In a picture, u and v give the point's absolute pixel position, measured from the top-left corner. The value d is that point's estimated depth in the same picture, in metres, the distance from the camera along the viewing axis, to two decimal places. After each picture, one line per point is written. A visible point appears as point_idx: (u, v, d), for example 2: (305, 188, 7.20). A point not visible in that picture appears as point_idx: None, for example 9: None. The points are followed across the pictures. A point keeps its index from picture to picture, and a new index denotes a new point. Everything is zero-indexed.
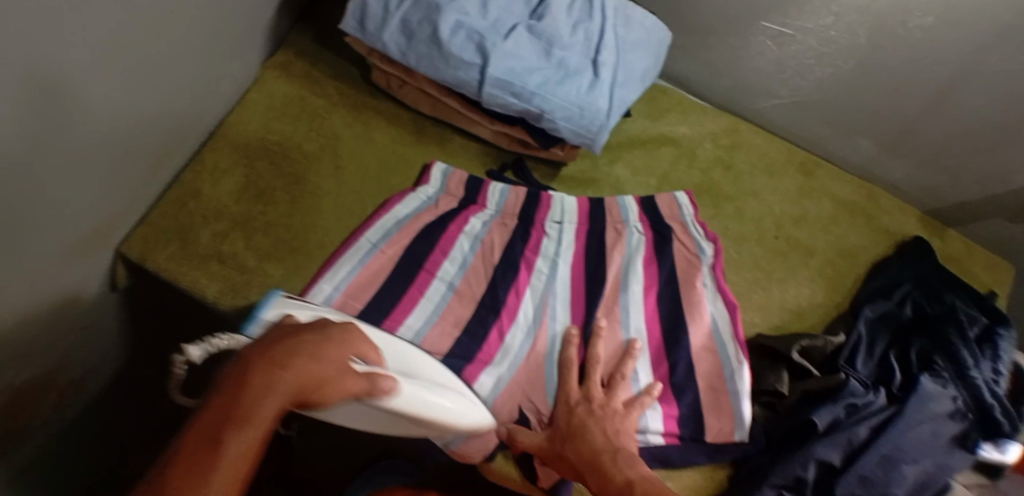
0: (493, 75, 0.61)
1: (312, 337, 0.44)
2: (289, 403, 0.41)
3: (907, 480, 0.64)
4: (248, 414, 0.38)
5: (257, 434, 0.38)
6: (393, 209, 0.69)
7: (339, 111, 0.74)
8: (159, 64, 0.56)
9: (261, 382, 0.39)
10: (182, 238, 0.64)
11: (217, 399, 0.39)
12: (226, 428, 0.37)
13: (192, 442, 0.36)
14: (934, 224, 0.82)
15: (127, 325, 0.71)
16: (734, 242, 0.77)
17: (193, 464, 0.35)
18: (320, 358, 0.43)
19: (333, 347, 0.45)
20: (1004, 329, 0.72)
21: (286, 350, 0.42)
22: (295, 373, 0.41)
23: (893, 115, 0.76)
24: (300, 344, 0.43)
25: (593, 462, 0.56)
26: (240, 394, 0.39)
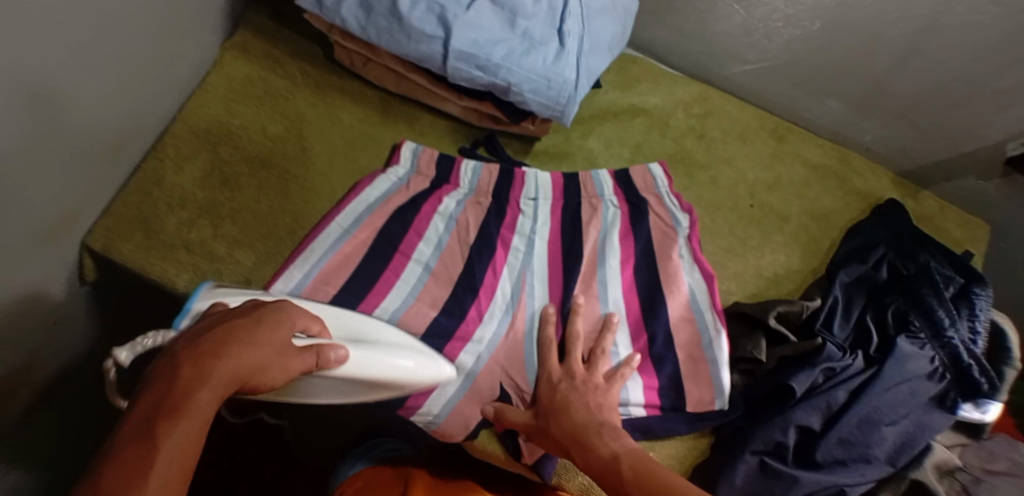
0: (457, 48, 0.59)
1: (243, 322, 0.42)
2: (229, 392, 0.38)
3: (887, 442, 0.66)
4: (182, 404, 0.36)
5: (193, 427, 0.35)
6: (363, 191, 0.68)
7: (303, 92, 0.72)
8: (111, 50, 0.54)
9: (192, 372, 0.37)
10: (148, 228, 0.62)
11: (147, 396, 0.36)
12: (160, 421, 0.35)
13: (123, 439, 0.34)
14: (908, 185, 0.82)
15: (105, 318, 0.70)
16: (709, 210, 0.77)
17: (127, 461, 0.33)
18: (261, 342, 0.41)
19: (267, 327, 0.42)
20: (980, 287, 0.72)
21: (223, 338, 0.40)
22: (237, 363, 0.39)
23: (864, 76, 0.75)
24: (238, 330, 0.41)
25: (581, 435, 0.56)
26: (171, 387, 0.36)
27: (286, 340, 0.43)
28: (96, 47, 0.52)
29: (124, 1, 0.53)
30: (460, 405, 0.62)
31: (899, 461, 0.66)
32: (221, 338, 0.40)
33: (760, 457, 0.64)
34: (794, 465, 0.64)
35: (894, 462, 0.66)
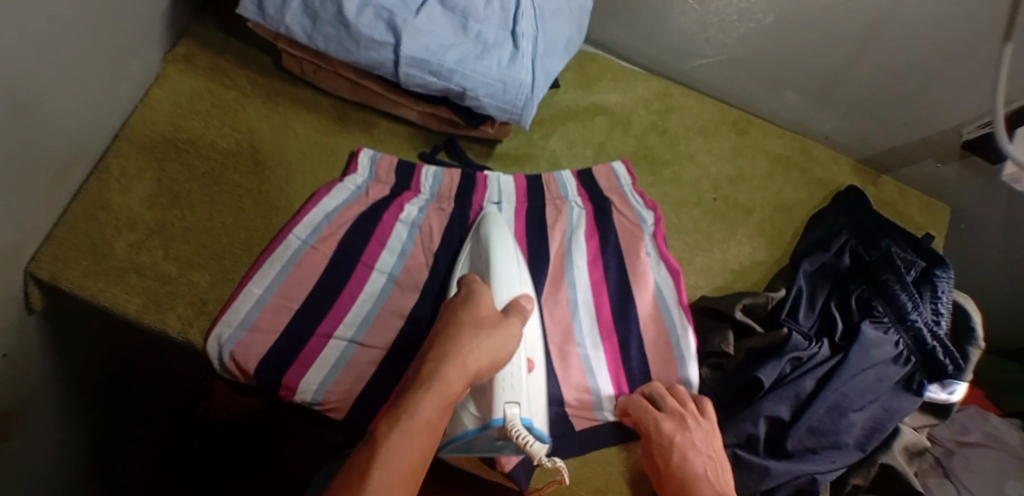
0: (409, 55, 0.58)
1: (464, 320, 0.51)
2: (445, 404, 0.47)
3: (856, 428, 0.66)
4: (409, 416, 0.45)
5: (412, 437, 0.45)
6: (321, 202, 0.66)
7: (254, 103, 0.70)
8: (46, 77, 0.52)
9: (428, 382, 0.47)
10: (97, 252, 0.60)
11: (400, 399, 0.47)
12: (386, 428, 0.45)
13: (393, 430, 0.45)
14: (867, 172, 0.83)
15: (78, 346, 0.69)
16: (674, 206, 0.77)
17: (395, 448, 0.44)
18: (486, 339, 0.50)
19: (485, 330, 0.51)
20: (941, 270, 0.72)
21: (453, 342, 0.49)
22: (473, 363, 0.48)
23: (822, 67, 0.75)
24: (459, 334, 0.50)
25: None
26: (413, 396, 0.46)
27: (501, 326, 0.52)
28: (29, 75, 0.50)
29: (55, 27, 0.51)
30: None
31: (869, 446, 0.67)
32: (442, 344, 0.49)
33: (732, 450, 0.65)
34: (766, 455, 0.65)
35: (863, 447, 0.66)
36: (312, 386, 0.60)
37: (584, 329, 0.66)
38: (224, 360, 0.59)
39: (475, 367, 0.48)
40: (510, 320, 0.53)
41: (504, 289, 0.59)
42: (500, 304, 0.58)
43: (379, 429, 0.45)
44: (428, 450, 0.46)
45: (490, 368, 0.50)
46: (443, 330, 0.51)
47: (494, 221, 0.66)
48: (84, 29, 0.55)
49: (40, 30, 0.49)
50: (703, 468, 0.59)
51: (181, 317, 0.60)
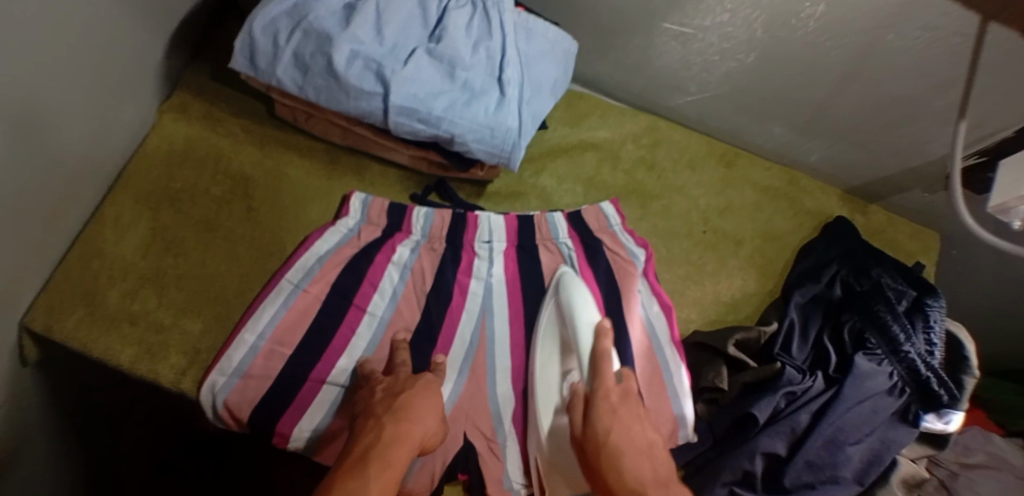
0: (397, 104, 0.59)
1: (416, 389, 0.56)
2: (414, 449, 0.51)
3: (853, 460, 0.66)
4: (390, 436, 0.50)
5: (389, 470, 0.47)
6: (313, 245, 0.67)
7: (248, 149, 0.71)
8: (26, 146, 0.51)
9: (387, 414, 0.52)
10: (91, 302, 0.61)
11: (361, 431, 0.51)
12: (364, 456, 0.48)
13: (350, 460, 0.48)
14: (855, 201, 0.85)
15: (81, 390, 0.71)
16: (665, 241, 0.79)
17: (357, 471, 0.46)
18: (422, 390, 0.56)
19: (417, 389, 0.57)
20: (933, 299, 0.73)
21: (408, 412, 0.53)
22: (414, 400, 0.55)
23: (804, 101, 0.76)
24: (410, 406, 0.54)
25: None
26: (372, 424, 0.52)
27: (431, 388, 0.57)
28: (9, 146, 0.49)
29: (33, 97, 0.51)
30: (423, 462, 0.62)
31: (866, 479, 0.67)
32: (399, 409, 0.53)
33: (730, 487, 0.65)
34: (763, 491, 0.66)
35: (862, 480, 0.67)
36: (309, 431, 0.61)
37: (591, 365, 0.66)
38: (217, 408, 0.59)
39: (421, 436, 0.52)
40: (574, 412, 0.58)
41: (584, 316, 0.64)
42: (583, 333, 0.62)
43: (354, 448, 0.49)
44: (398, 474, 0.48)
45: (428, 436, 0.54)
46: (405, 395, 0.55)
47: (578, 285, 0.67)
48: (70, 92, 0.55)
49: (22, 101, 0.49)
50: (643, 453, 0.54)
51: (175, 366, 0.61)
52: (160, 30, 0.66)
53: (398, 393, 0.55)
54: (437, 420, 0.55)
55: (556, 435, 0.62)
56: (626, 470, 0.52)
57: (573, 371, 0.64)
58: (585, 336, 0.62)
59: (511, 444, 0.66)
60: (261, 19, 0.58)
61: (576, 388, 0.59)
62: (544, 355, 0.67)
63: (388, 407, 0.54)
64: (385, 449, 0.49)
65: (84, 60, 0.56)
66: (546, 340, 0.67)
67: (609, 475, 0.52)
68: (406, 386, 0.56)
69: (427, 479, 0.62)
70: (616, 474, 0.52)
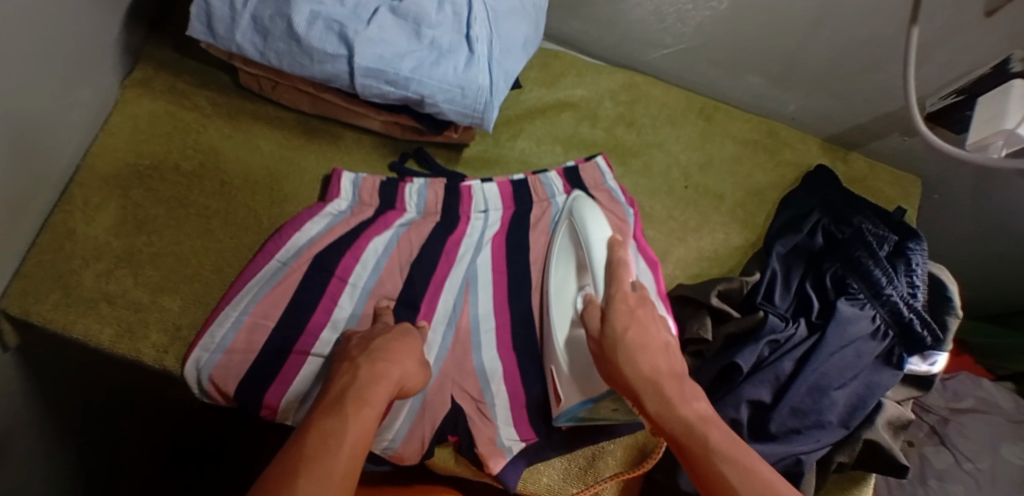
0: (363, 66, 0.58)
1: (394, 335, 0.57)
2: (393, 394, 0.51)
3: (838, 406, 0.67)
4: (371, 376, 0.50)
5: (373, 409, 0.48)
6: (304, 226, 0.66)
7: (216, 122, 0.70)
8: None
9: (364, 356, 0.53)
10: (66, 285, 0.60)
11: (338, 376, 0.52)
12: (344, 394, 0.49)
13: (329, 400, 0.48)
14: (835, 148, 0.84)
15: (72, 375, 0.71)
16: (646, 199, 0.78)
17: (337, 408, 0.47)
18: (399, 340, 0.56)
19: (397, 335, 0.57)
20: (915, 243, 0.72)
21: (385, 354, 0.53)
22: (392, 343, 0.55)
23: (779, 48, 0.75)
24: (389, 346, 0.55)
25: (647, 403, 0.52)
26: (350, 368, 0.52)
27: (408, 338, 0.57)
28: None
29: None
30: (414, 426, 0.63)
31: (852, 423, 0.67)
32: (375, 350, 0.54)
33: None
34: (751, 439, 0.66)
35: (848, 424, 0.67)
36: (296, 399, 0.61)
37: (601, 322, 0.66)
38: (204, 385, 0.59)
39: (398, 375, 0.52)
40: (589, 313, 0.58)
41: (597, 236, 0.63)
42: (595, 247, 0.63)
43: (333, 392, 0.49)
44: (376, 413, 0.48)
45: (408, 378, 0.54)
46: (380, 340, 0.55)
47: (592, 210, 0.66)
48: (25, 69, 0.53)
49: None
50: (658, 348, 0.54)
51: (156, 344, 0.60)
52: (115, 2, 0.64)
53: (374, 339, 0.56)
54: (415, 361, 0.55)
55: (573, 350, 0.62)
56: (641, 361, 0.53)
57: (587, 283, 0.62)
58: (597, 249, 0.62)
59: (498, 410, 0.66)
60: None
61: (592, 297, 0.60)
62: (558, 285, 0.65)
63: (364, 350, 0.54)
64: (362, 390, 0.49)
65: (39, 34, 0.54)
66: (557, 267, 0.67)
67: (623, 364, 0.53)
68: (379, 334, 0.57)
69: (417, 445, 0.63)
70: (630, 366, 0.53)
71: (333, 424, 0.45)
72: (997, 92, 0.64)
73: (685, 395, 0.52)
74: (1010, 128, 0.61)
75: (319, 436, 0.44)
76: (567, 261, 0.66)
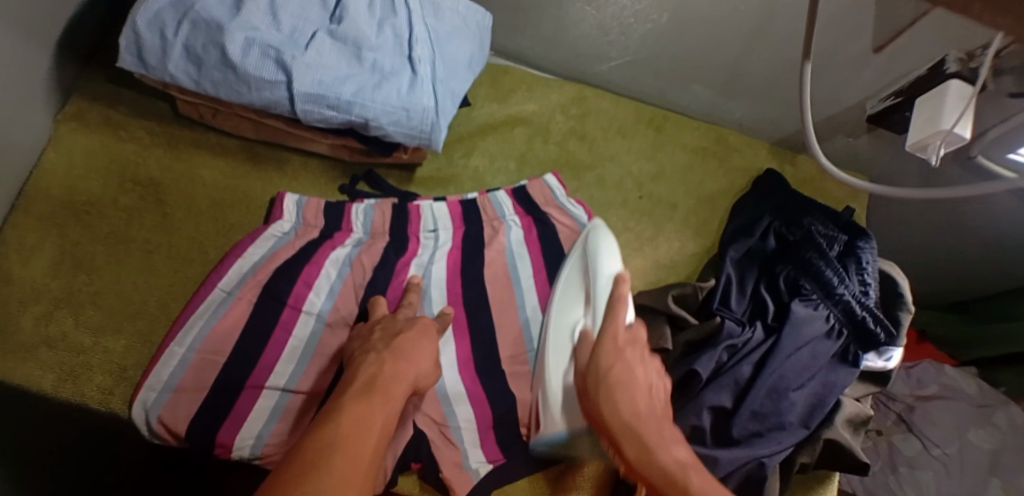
0: (303, 91, 0.57)
1: (416, 332, 0.59)
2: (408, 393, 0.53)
3: (797, 406, 0.67)
4: (392, 375, 0.53)
5: (394, 406, 0.50)
6: (246, 252, 0.64)
7: (155, 154, 0.68)
8: None
9: (390, 353, 0.55)
10: (3, 331, 0.58)
11: (360, 366, 0.53)
12: (372, 386, 0.51)
13: (356, 389, 0.50)
14: (784, 152, 0.86)
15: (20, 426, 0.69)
16: (601, 212, 0.79)
17: (364, 397, 0.49)
18: (423, 335, 0.59)
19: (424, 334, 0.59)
20: (864, 241, 0.74)
21: (405, 354, 0.55)
22: (419, 339, 0.58)
23: (721, 58, 0.76)
24: (412, 343, 0.57)
25: (624, 444, 0.54)
26: (376, 362, 0.54)
27: (428, 331, 0.59)
28: None
29: None
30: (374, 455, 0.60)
31: (812, 423, 0.68)
32: (400, 348, 0.56)
33: None
34: (714, 446, 0.66)
35: (808, 424, 0.67)
36: (247, 441, 0.58)
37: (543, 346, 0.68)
38: (151, 425, 0.57)
39: (414, 376, 0.54)
40: (580, 353, 0.61)
41: (603, 267, 0.65)
42: (601, 278, 0.64)
43: (356, 383, 0.51)
44: (395, 411, 0.50)
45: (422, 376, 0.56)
46: (404, 337, 0.57)
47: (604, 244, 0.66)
48: None
49: None
50: (642, 389, 0.56)
51: (100, 387, 0.58)
52: (44, 37, 0.62)
53: (397, 334, 0.58)
54: (429, 361, 0.57)
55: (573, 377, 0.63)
56: (621, 401, 0.55)
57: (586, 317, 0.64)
58: (601, 282, 0.64)
59: (463, 429, 0.65)
60: (145, 13, 0.56)
61: (585, 333, 0.62)
62: (559, 292, 0.68)
63: (388, 344, 0.56)
64: (386, 382, 0.52)
65: None
66: (567, 279, 0.68)
67: (603, 404, 0.55)
68: (405, 327, 0.59)
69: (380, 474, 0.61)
70: (610, 404, 0.55)
71: (366, 412, 0.48)
72: (935, 92, 0.65)
73: (664, 439, 0.53)
74: (946, 128, 0.63)
75: (353, 419, 0.46)
76: (574, 288, 0.67)
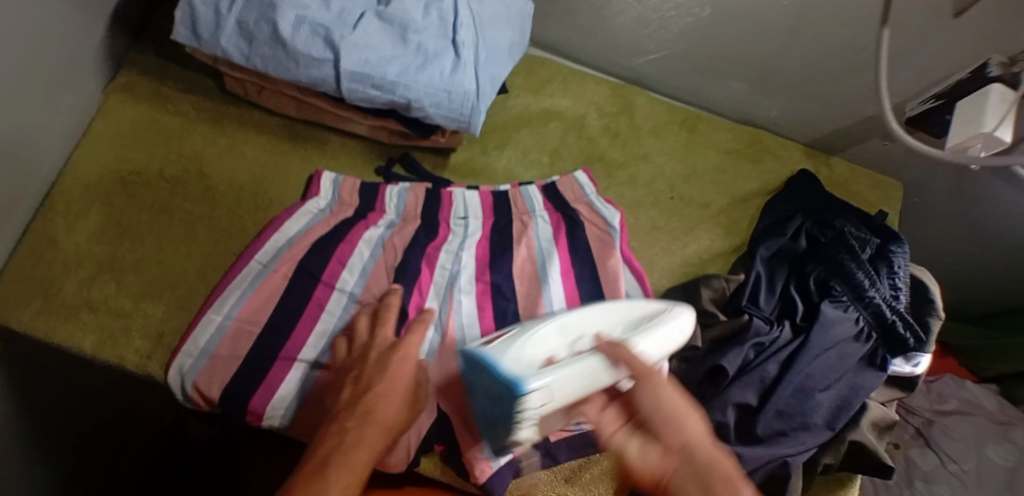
0: (348, 70, 0.58)
1: (385, 384, 0.53)
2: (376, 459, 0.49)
3: (823, 407, 0.67)
4: (353, 446, 0.48)
5: (352, 485, 0.46)
6: (282, 227, 0.66)
7: (199, 128, 0.69)
8: None
9: (354, 423, 0.50)
10: (46, 292, 0.60)
11: (319, 447, 0.48)
12: (323, 469, 0.46)
13: (302, 479, 0.45)
14: (817, 155, 0.86)
15: (51, 389, 0.70)
16: (632, 208, 0.79)
17: (314, 488, 0.44)
18: (397, 385, 0.53)
19: (399, 383, 0.53)
20: (897, 245, 0.73)
21: (373, 410, 0.51)
22: (392, 392, 0.53)
23: (759, 55, 0.76)
24: (381, 403, 0.52)
25: (736, 476, 0.49)
26: (336, 440, 0.49)
27: (402, 383, 0.54)
28: None
29: None
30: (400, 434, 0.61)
31: (837, 424, 0.67)
32: (364, 412, 0.51)
33: None
34: (737, 443, 0.66)
35: (833, 425, 0.67)
36: (279, 410, 0.59)
37: None
38: (187, 390, 0.58)
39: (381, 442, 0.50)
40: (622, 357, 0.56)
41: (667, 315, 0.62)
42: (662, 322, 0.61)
43: (311, 470, 0.46)
44: (356, 492, 0.46)
45: (389, 429, 0.51)
46: (370, 396, 0.52)
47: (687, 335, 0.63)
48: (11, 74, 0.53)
49: None
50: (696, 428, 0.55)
51: (139, 350, 0.59)
52: (100, 7, 0.64)
53: (366, 387, 0.53)
54: (399, 411, 0.53)
55: (559, 387, 0.54)
56: (694, 425, 0.52)
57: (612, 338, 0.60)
58: (659, 350, 0.60)
59: None
60: None
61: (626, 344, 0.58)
62: (553, 330, 0.59)
63: (351, 411, 0.51)
64: (346, 456, 0.47)
65: (28, 38, 0.54)
66: (575, 323, 0.61)
67: (679, 422, 0.52)
68: (374, 377, 0.54)
69: (403, 453, 0.61)
70: (686, 426, 0.52)
71: None
72: (975, 95, 0.66)
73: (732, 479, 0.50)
74: (989, 130, 0.64)
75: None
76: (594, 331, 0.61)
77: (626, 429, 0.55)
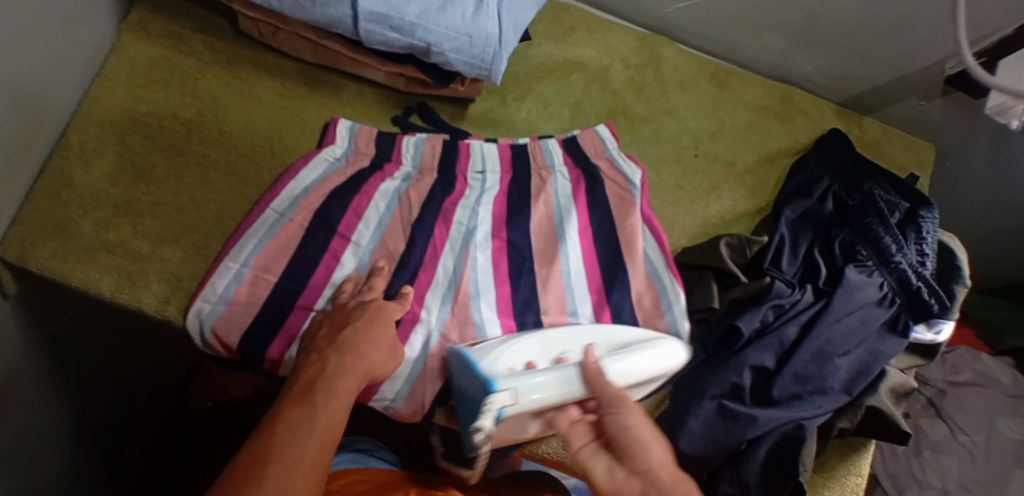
0: (366, 9, 0.56)
1: (364, 320, 0.54)
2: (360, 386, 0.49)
3: (841, 372, 0.66)
4: (340, 368, 0.49)
5: (341, 402, 0.46)
6: (298, 175, 0.64)
7: (215, 71, 0.68)
8: (8, 65, 0.49)
9: (336, 352, 0.50)
10: (63, 233, 0.59)
11: (302, 375, 0.49)
12: (313, 389, 0.46)
13: (288, 399, 0.46)
14: (849, 114, 0.83)
15: (67, 333, 0.70)
16: (655, 165, 0.77)
17: (296, 405, 0.44)
18: (376, 324, 0.54)
19: (380, 324, 0.55)
20: (927, 211, 0.71)
21: (356, 344, 0.51)
22: (375, 329, 0.54)
23: (799, 5, 0.73)
24: (361, 335, 0.52)
25: None
26: (321, 366, 0.49)
27: (384, 321, 0.55)
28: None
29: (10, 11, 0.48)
30: (416, 386, 0.60)
31: (855, 389, 0.66)
32: (346, 342, 0.51)
33: (718, 401, 0.64)
34: (753, 404, 0.65)
35: (850, 390, 0.66)
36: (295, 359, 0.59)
37: (576, 300, 0.65)
38: (205, 336, 0.58)
39: (367, 367, 0.50)
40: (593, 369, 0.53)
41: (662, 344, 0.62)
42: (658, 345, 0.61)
43: (295, 393, 0.46)
44: (343, 413, 0.46)
45: (374, 363, 0.52)
46: (349, 329, 0.53)
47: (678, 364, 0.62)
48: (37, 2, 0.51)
49: (6, 20, 0.48)
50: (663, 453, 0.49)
51: (157, 294, 0.59)
52: None
53: (344, 326, 0.53)
54: (382, 349, 0.53)
55: (528, 394, 0.53)
56: (656, 451, 0.47)
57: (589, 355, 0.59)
58: (635, 373, 0.59)
59: None
60: None
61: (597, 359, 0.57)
62: (536, 341, 0.60)
63: (332, 341, 0.52)
64: (332, 379, 0.47)
65: None
66: (557, 339, 0.61)
67: (636, 447, 0.47)
68: (352, 316, 0.55)
69: (417, 402, 0.61)
70: (642, 450, 0.47)
71: (300, 416, 0.43)
72: None
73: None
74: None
75: (288, 426, 0.42)
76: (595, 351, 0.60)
77: (594, 446, 0.50)
